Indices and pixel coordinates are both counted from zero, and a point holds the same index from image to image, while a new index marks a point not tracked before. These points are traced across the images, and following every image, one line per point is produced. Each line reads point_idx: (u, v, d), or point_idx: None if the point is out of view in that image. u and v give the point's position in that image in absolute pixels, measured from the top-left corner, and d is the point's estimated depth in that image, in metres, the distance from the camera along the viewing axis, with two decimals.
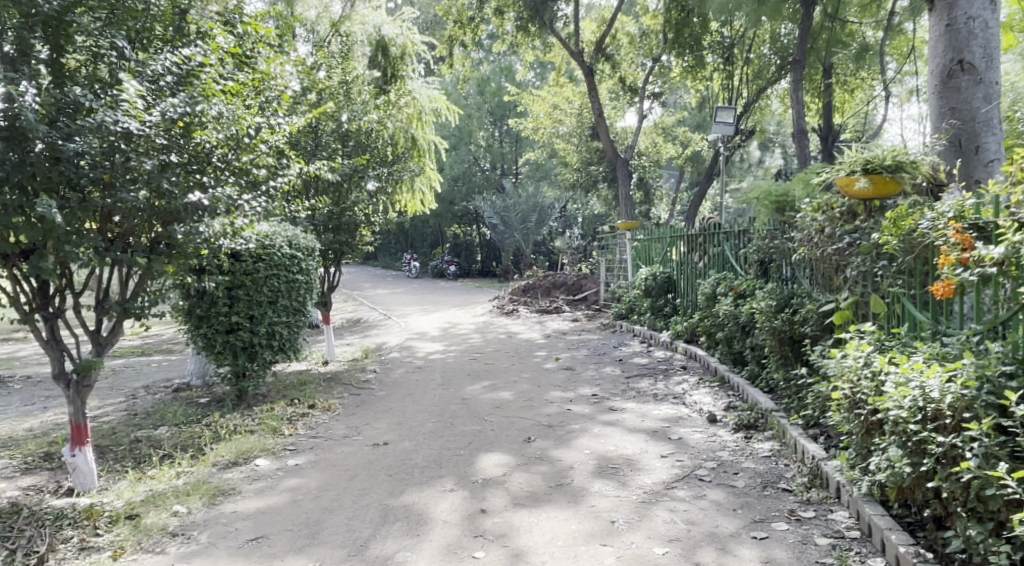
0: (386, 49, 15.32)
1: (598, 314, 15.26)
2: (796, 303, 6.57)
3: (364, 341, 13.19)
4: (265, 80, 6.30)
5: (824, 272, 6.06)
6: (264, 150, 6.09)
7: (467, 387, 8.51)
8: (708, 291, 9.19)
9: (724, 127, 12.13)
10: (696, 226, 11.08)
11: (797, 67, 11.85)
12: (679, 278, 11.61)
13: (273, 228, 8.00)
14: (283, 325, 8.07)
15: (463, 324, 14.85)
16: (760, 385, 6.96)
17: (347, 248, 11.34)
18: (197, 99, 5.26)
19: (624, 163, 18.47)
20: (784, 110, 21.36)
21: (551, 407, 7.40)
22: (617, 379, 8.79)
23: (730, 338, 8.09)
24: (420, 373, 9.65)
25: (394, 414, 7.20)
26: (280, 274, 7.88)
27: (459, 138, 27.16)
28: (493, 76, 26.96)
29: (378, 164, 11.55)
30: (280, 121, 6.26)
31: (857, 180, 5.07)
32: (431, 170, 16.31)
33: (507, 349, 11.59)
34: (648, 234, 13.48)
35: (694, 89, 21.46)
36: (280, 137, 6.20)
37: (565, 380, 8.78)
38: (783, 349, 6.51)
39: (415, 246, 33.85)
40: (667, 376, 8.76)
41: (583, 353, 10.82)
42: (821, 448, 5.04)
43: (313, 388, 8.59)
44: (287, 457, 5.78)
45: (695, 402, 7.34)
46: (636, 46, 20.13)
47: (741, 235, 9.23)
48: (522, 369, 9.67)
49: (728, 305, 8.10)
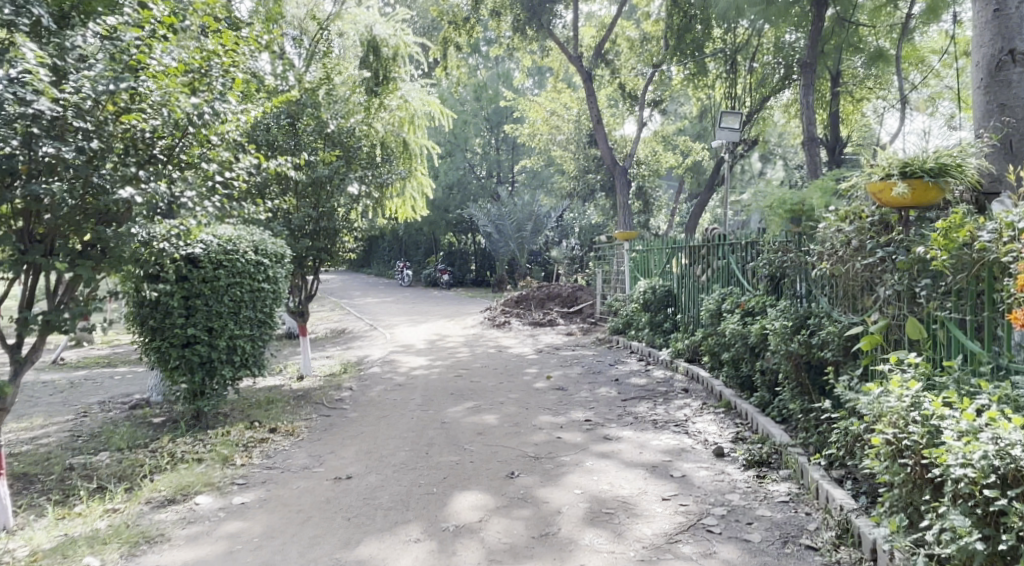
0: (377, 50, 14.66)
1: (593, 328, 14.58)
2: (814, 324, 5.89)
3: (346, 354, 12.45)
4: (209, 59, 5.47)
5: (847, 291, 5.39)
6: (218, 143, 5.38)
7: (449, 409, 7.79)
8: (713, 307, 8.50)
9: (729, 133, 11.47)
10: (699, 236, 10.41)
11: (807, 70, 11.21)
12: (679, 292, 10.92)
13: (238, 232, 7.28)
14: (248, 340, 7.33)
15: (452, 337, 14.15)
16: (772, 415, 6.27)
17: (328, 257, 10.67)
18: (123, 76, 4.45)
19: (623, 171, 17.82)
20: (789, 121, 20.75)
21: (539, 435, 6.68)
22: (612, 402, 8.07)
23: (737, 360, 7.41)
24: (400, 390, 8.92)
25: (364, 441, 6.46)
26: (244, 282, 7.14)
27: (454, 145, 26.51)
28: (490, 82, 26.32)
29: (363, 167, 10.89)
30: (236, 107, 5.48)
31: (895, 185, 4.37)
32: (422, 176, 15.66)
33: (496, 365, 10.89)
34: (647, 245, 12.81)
35: (695, 97, 20.83)
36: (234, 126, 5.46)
37: (556, 402, 8.07)
38: (799, 376, 5.85)
39: (408, 254, 33.12)
40: (667, 399, 8.07)
41: (576, 371, 10.10)
42: (849, 496, 4.42)
43: (282, 407, 7.87)
44: (233, 494, 5.05)
45: (700, 432, 6.64)
46: (636, 51, 19.50)
47: (748, 247, 8.56)
48: (510, 389, 8.94)
49: (736, 324, 7.42)
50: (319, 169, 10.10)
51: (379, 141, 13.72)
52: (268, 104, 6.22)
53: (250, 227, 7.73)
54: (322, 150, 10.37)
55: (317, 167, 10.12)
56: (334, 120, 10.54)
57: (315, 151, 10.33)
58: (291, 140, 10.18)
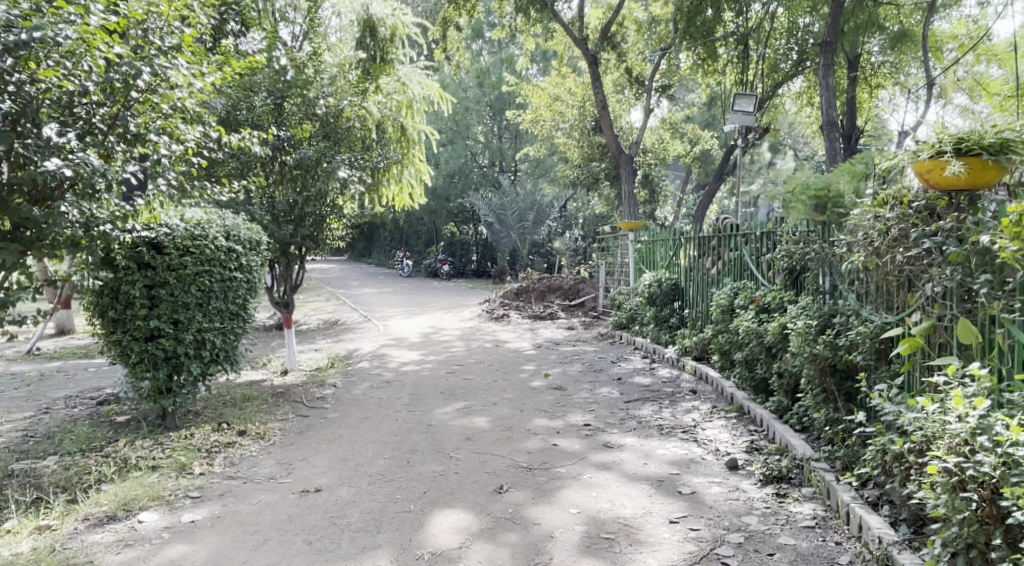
0: (374, 30, 13.93)
1: (595, 322, 13.97)
2: (841, 324, 5.26)
3: (335, 347, 11.86)
4: (155, 16, 4.94)
5: (882, 286, 4.77)
6: (168, 113, 4.91)
7: (437, 409, 7.18)
8: (724, 302, 7.88)
9: (743, 117, 10.80)
10: (709, 227, 9.76)
11: (828, 50, 10.52)
12: (687, 285, 10.31)
13: (207, 215, 6.69)
14: (219, 334, 6.72)
15: (448, 330, 13.55)
16: (792, 422, 5.66)
17: (314, 244, 10.11)
18: (44, 26, 3.94)
19: (629, 159, 17.15)
20: (800, 110, 20.07)
21: (533, 441, 6.06)
22: (614, 404, 7.46)
23: (751, 361, 6.78)
24: (387, 388, 8.33)
25: (340, 447, 5.86)
26: (213, 271, 6.51)
27: (455, 132, 25.78)
28: (493, 68, 25.57)
29: (353, 151, 10.32)
30: (188, 69, 4.99)
31: (948, 165, 3.79)
32: (420, 162, 15.04)
33: (493, 361, 10.29)
34: (653, 235, 12.19)
35: (705, 83, 20.07)
36: (186, 95, 4.99)
37: (554, 403, 7.47)
38: (824, 381, 5.24)
39: (409, 244, 32.47)
40: (673, 401, 7.45)
41: (577, 369, 9.48)
42: (887, 525, 3.84)
43: (257, 405, 7.28)
44: (183, 510, 4.46)
45: (710, 440, 6.03)
46: (644, 34, 18.81)
47: (762, 238, 7.92)
48: (505, 388, 8.32)
49: (751, 322, 6.79)
50: (304, 150, 9.53)
51: (374, 124, 13.07)
52: (225, 69, 5.73)
53: (222, 212, 7.11)
54: (310, 131, 9.79)
55: (302, 149, 9.56)
56: (324, 100, 9.90)
57: (302, 131, 9.73)
58: (276, 119, 9.60)
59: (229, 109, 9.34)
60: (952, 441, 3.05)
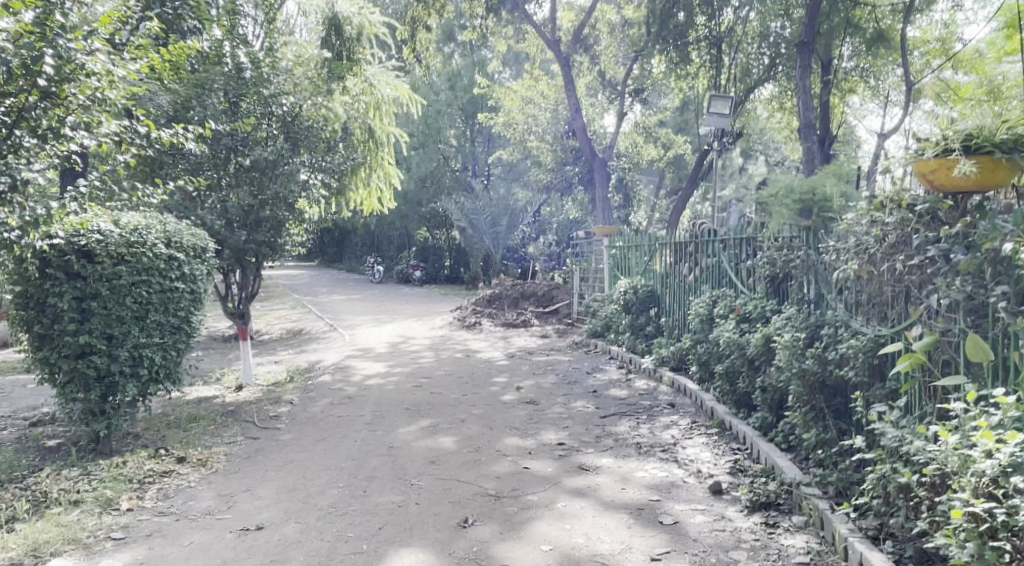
0: (339, 29, 13.43)
1: (569, 330, 13.55)
2: (829, 336, 4.89)
3: (297, 360, 11.29)
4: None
5: (876, 296, 4.41)
6: (87, 103, 4.68)
7: (401, 428, 6.68)
8: (704, 311, 7.47)
9: (719, 119, 10.45)
10: (685, 232, 9.39)
11: (805, 50, 10.21)
12: (663, 292, 9.93)
13: (145, 220, 6.16)
14: (159, 350, 6.15)
15: (417, 339, 13.03)
16: (777, 440, 5.28)
17: (271, 251, 9.59)
18: None
19: (602, 163, 16.83)
20: (773, 115, 19.89)
21: (503, 463, 5.59)
22: (589, 420, 7.01)
23: (733, 373, 6.38)
24: (348, 404, 7.81)
25: (290, 474, 5.34)
26: (151, 281, 5.97)
27: (427, 135, 25.17)
28: (465, 71, 25.15)
29: (312, 153, 9.88)
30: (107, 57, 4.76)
31: (958, 163, 3.46)
32: (389, 165, 14.55)
33: (462, 372, 9.81)
34: (627, 240, 11.82)
35: (678, 89, 19.71)
36: (108, 81, 4.75)
37: (526, 419, 7.02)
38: (812, 399, 4.84)
39: (380, 249, 31.81)
40: (651, 416, 7.03)
41: (550, 381, 9.03)
42: (890, 562, 3.45)
43: (205, 428, 6.73)
44: (102, 555, 3.94)
45: (690, 459, 5.63)
46: (617, 37, 18.46)
47: (741, 243, 7.56)
48: (474, 402, 7.83)
49: (732, 332, 6.40)
50: (256, 151, 9.08)
51: (339, 126, 12.54)
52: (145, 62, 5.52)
53: (164, 216, 6.56)
54: (263, 131, 9.31)
55: (254, 151, 9.09)
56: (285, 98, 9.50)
57: (256, 132, 9.26)
58: (229, 118, 9.09)
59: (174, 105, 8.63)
60: (977, 481, 2.83)
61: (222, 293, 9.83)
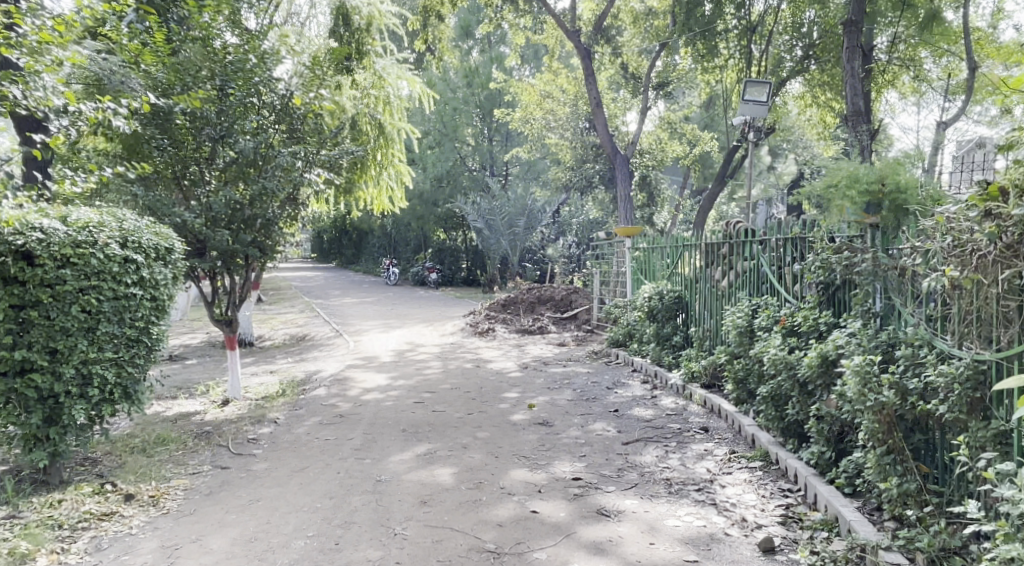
0: (348, 19, 12.67)
1: (589, 338, 12.62)
2: (907, 359, 3.98)
3: (294, 369, 10.49)
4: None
5: (979, 313, 3.51)
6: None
7: (392, 456, 5.79)
8: (742, 322, 6.47)
9: (755, 108, 9.50)
10: (718, 232, 8.43)
11: (852, 30, 9.13)
12: (693, 299, 8.97)
13: (100, 216, 5.39)
14: (113, 366, 5.34)
15: (426, 347, 12.18)
16: (840, 483, 4.37)
17: (262, 254, 8.75)
18: None
19: (625, 160, 15.90)
20: (805, 111, 18.87)
21: (507, 505, 4.70)
22: (610, 447, 6.06)
23: (782, 397, 5.42)
24: (338, 423, 6.97)
25: (253, 518, 4.51)
26: (101, 286, 5.17)
27: (443, 133, 24.22)
28: (482, 66, 24.26)
29: (307, 145, 9.07)
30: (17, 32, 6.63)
31: None
32: (401, 163, 13.65)
33: (470, 386, 8.93)
34: (651, 241, 10.88)
35: (705, 82, 18.65)
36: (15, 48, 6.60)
37: (538, 445, 6.12)
38: (892, 437, 3.91)
39: (396, 251, 31.02)
40: (680, 443, 6.09)
41: (567, 397, 8.12)
42: None
43: (171, 454, 5.92)
44: None
45: (730, 502, 4.70)
46: (641, 27, 17.41)
47: (784, 243, 6.57)
48: (479, 424, 6.93)
49: (780, 348, 5.44)
50: (241, 140, 8.33)
51: (345, 119, 11.71)
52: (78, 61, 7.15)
53: (121, 210, 5.73)
54: (247, 117, 8.50)
55: (239, 140, 8.35)
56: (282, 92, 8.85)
57: (243, 120, 8.47)
58: (218, 106, 8.32)
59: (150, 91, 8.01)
60: None
61: (209, 297, 9.01)
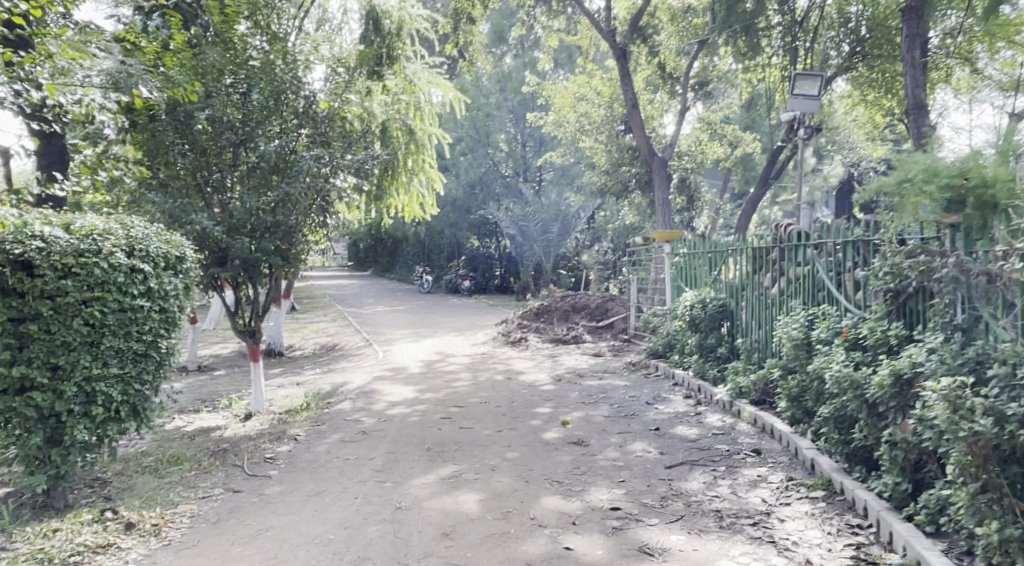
0: (378, 23, 12.38)
1: (626, 348, 12.06)
2: (1002, 380, 3.47)
3: (320, 381, 10.15)
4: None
5: None
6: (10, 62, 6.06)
7: (415, 480, 5.35)
8: (798, 334, 5.92)
9: (806, 103, 8.92)
10: (767, 236, 7.88)
11: (911, 16, 8.46)
12: (740, 308, 8.41)
13: (107, 223, 5.08)
14: (119, 383, 5.00)
15: (457, 357, 11.76)
16: (920, 521, 3.83)
17: (286, 263, 8.38)
18: None
19: (662, 162, 15.36)
20: (851, 110, 18.10)
21: (537, 540, 4.23)
22: (651, 471, 5.54)
23: (848, 418, 4.85)
24: (361, 441, 6.58)
25: (259, 550, 4.11)
26: (105, 298, 4.84)
27: (476, 139, 23.88)
28: (516, 71, 23.88)
29: (329, 148, 8.69)
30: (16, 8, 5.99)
31: None
32: (433, 169, 13.26)
33: (501, 400, 8.48)
34: (692, 246, 10.33)
35: (746, 81, 17.98)
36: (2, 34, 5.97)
37: (573, 468, 5.63)
38: (987, 472, 3.38)
39: (429, 259, 30.75)
40: (730, 467, 5.55)
41: (604, 413, 7.62)
42: None
43: (182, 475, 5.57)
44: None
45: (791, 540, 4.17)
46: (679, 25, 16.79)
47: (843, 246, 6.04)
48: (510, 442, 6.46)
49: (844, 364, 4.90)
50: (263, 145, 8.03)
51: (375, 125, 11.39)
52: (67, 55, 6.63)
53: (131, 217, 5.42)
54: (270, 122, 8.23)
55: (261, 144, 8.05)
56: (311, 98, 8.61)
57: (265, 125, 8.20)
58: (240, 111, 8.07)
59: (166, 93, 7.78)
60: None
61: (233, 308, 8.72)
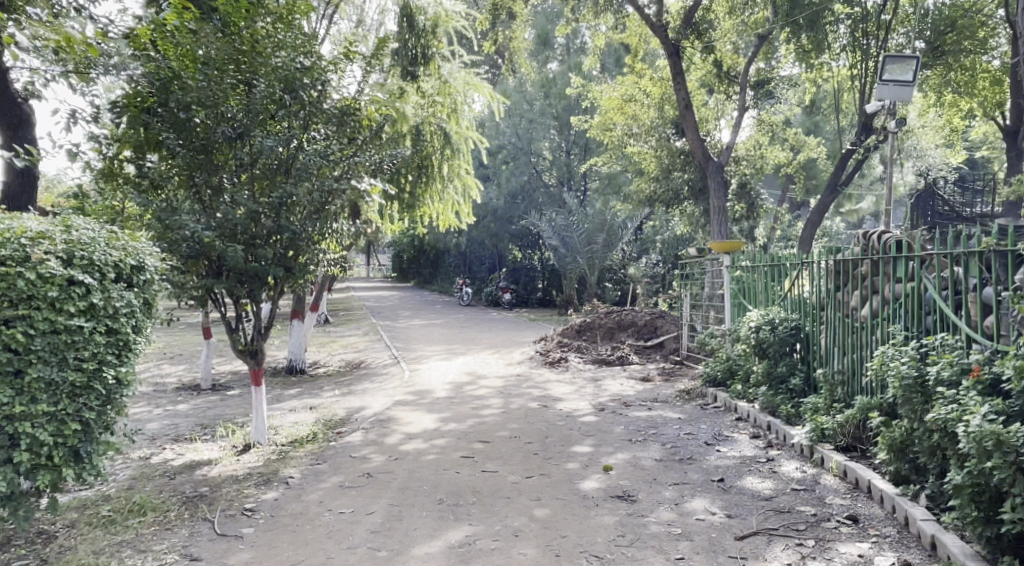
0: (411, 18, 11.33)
1: (679, 373, 10.76)
2: None
3: (335, 405, 9.16)
4: None
5: None
6: None
7: (416, 548, 4.26)
8: (909, 372, 4.57)
9: (897, 89, 7.69)
10: (854, 246, 6.60)
11: None
12: (818, 332, 7.13)
13: (43, 225, 4.16)
14: (49, 422, 4.02)
15: (489, 379, 10.65)
16: None
17: (289, 274, 7.35)
18: None
19: (718, 167, 14.07)
20: (931, 111, 16.38)
21: None
22: (719, 543, 4.35)
23: (990, 491, 3.59)
24: (364, 486, 5.52)
25: None
26: (30, 316, 3.89)
27: (519, 148, 22.99)
28: (561, 73, 22.73)
29: (333, 144, 7.68)
30: None
31: None
32: (469, 175, 12.00)
33: (535, 434, 7.33)
34: (754, 259, 9.06)
35: (810, 80, 16.47)
36: None
37: (617, 536, 4.46)
38: None
39: (471, 270, 29.79)
40: (821, 542, 4.31)
41: (654, 454, 6.42)
42: None
43: (138, 532, 4.60)
44: None
45: None
46: (738, 18, 15.28)
47: (962, 260, 4.78)
48: (540, 494, 5.31)
49: (986, 419, 3.65)
50: (263, 139, 7.02)
51: (406, 128, 10.39)
52: None
53: (80, 220, 4.48)
54: (277, 117, 7.23)
55: (261, 138, 7.05)
56: (333, 96, 7.72)
57: (270, 119, 7.22)
58: (241, 101, 7.09)
59: (154, 81, 6.89)
60: None
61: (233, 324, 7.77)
